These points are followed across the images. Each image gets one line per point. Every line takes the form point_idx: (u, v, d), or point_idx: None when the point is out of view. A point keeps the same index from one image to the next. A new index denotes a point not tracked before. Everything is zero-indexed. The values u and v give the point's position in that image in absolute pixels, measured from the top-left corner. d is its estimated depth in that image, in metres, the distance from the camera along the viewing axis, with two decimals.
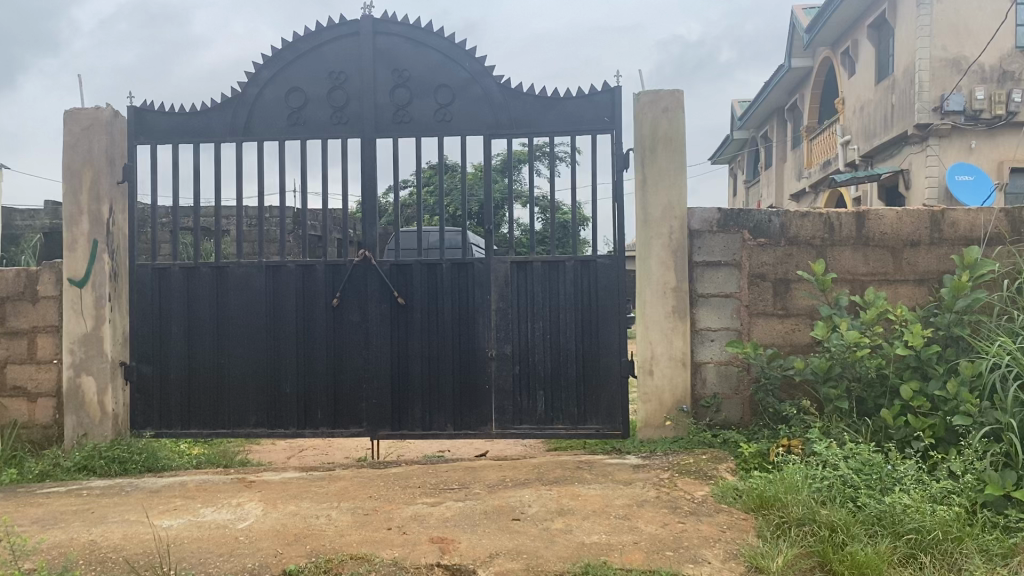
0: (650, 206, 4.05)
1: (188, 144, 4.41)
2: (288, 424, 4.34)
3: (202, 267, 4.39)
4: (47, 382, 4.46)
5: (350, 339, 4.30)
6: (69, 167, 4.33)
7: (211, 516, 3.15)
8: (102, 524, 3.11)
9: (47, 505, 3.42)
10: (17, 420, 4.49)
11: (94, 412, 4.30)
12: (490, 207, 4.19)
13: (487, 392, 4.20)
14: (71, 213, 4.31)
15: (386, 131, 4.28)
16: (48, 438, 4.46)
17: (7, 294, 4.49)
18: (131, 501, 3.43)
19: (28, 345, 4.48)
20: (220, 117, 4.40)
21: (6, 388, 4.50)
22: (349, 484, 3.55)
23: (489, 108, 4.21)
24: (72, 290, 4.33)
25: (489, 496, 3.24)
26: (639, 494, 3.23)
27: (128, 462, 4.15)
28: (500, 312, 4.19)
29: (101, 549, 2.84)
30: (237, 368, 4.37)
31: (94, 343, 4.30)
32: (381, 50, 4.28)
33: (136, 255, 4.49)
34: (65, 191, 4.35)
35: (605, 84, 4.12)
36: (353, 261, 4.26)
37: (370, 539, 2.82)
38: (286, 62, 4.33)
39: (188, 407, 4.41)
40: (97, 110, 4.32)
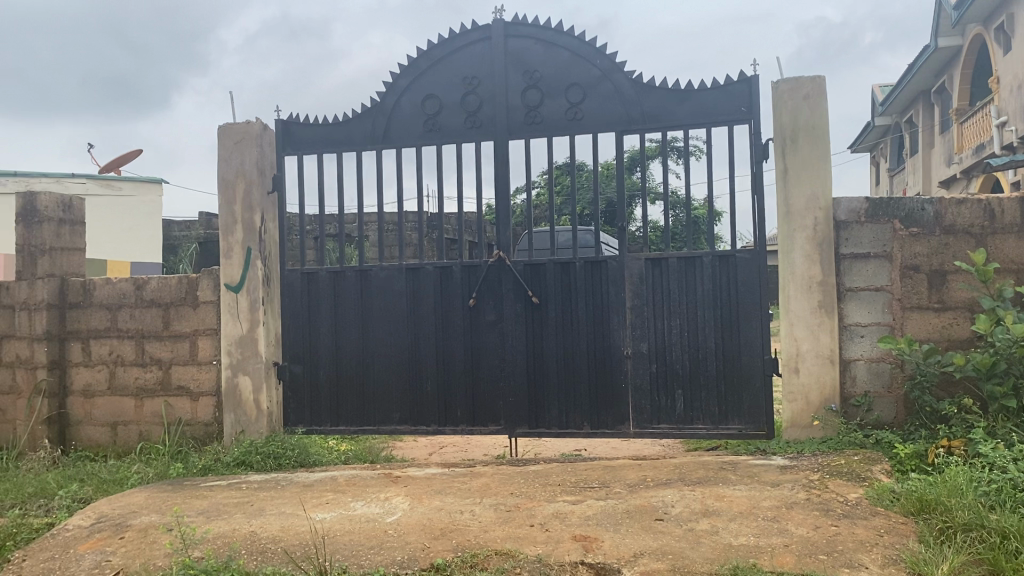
0: (792, 198, 3.91)
1: (331, 153, 4.60)
2: (429, 421, 4.44)
3: (346, 271, 4.57)
4: (208, 382, 4.74)
5: (487, 339, 4.36)
6: (223, 179, 4.60)
7: (361, 510, 3.26)
8: (261, 516, 3.28)
9: (212, 497, 3.64)
10: (181, 417, 4.80)
11: (250, 410, 4.55)
12: (622, 205, 4.15)
13: (625, 392, 4.17)
14: (227, 223, 4.59)
15: (518, 133, 4.32)
16: (209, 434, 4.74)
17: (171, 300, 4.82)
18: (287, 495, 3.59)
19: (190, 347, 4.78)
20: (360, 127, 4.57)
21: (171, 387, 4.82)
22: (490, 481, 3.60)
23: (621, 105, 4.17)
24: (229, 295, 4.60)
25: (632, 496, 3.22)
26: (788, 496, 3.12)
27: (283, 457, 4.34)
28: (636, 311, 4.15)
29: (261, 539, 3.00)
30: (380, 367, 4.52)
31: (250, 344, 4.55)
32: (512, 53, 4.32)
33: (286, 261, 4.71)
34: (221, 202, 4.62)
35: (741, 73, 4.01)
36: (488, 262, 4.32)
37: (513, 535, 2.85)
38: (421, 70, 4.45)
39: (336, 406, 4.59)
40: (248, 124, 4.57)
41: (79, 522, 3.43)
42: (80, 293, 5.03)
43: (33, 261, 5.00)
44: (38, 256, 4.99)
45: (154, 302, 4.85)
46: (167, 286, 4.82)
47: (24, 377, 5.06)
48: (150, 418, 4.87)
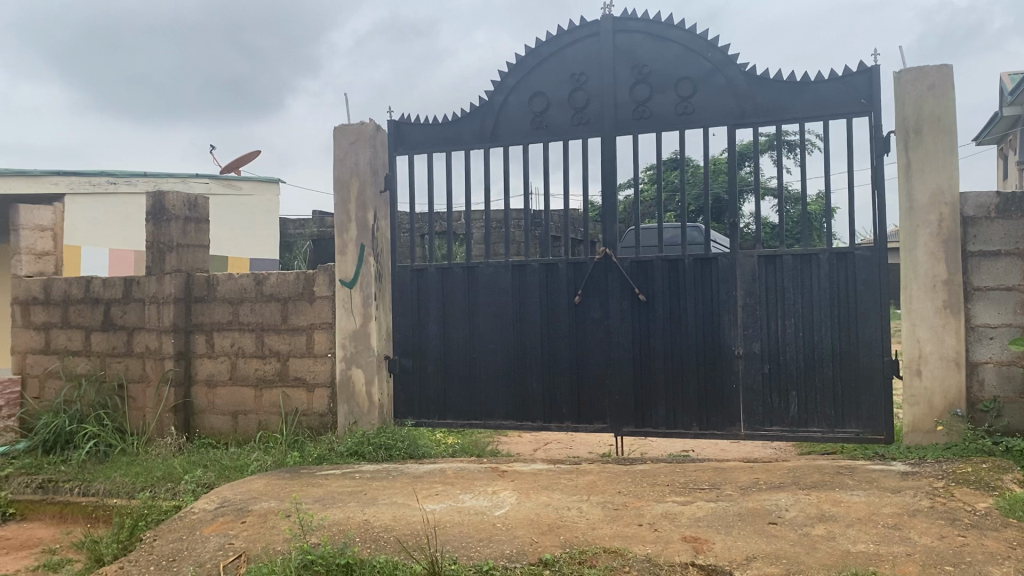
0: (915, 192, 3.75)
1: (440, 152, 4.68)
2: (535, 417, 4.47)
3: (454, 267, 4.64)
4: (323, 373, 4.90)
5: (593, 336, 4.35)
6: (338, 179, 4.76)
7: (470, 503, 3.31)
8: (374, 505, 3.37)
9: (327, 485, 3.76)
10: (298, 408, 4.98)
11: (363, 401, 4.70)
12: (733, 201, 4.06)
13: (734, 392, 4.09)
14: (342, 221, 4.76)
15: (627, 128, 4.29)
16: (324, 425, 4.90)
17: (289, 295, 5.01)
18: (398, 485, 3.69)
19: (307, 340, 4.95)
20: (469, 126, 4.63)
21: (289, 379, 5.00)
22: (597, 479, 3.59)
23: (733, 98, 4.09)
24: (343, 290, 4.75)
25: (744, 498, 3.15)
26: (910, 503, 2.99)
27: (393, 449, 4.45)
28: (747, 309, 4.06)
29: (374, 528, 3.08)
30: (487, 363, 4.57)
31: (362, 339, 4.71)
32: (620, 48, 4.29)
33: (397, 257, 4.83)
34: (337, 201, 4.79)
35: (861, 64, 3.87)
36: (595, 258, 4.31)
37: (622, 534, 2.84)
38: (529, 68, 4.48)
39: (444, 400, 4.67)
40: (362, 125, 4.70)
41: (204, 505, 3.61)
42: (205, 288, 5.30)
43: (162, 258, 5.31)
44: (166, 253, 5.30)
45: (273, 297, 5.04)
46: (286, 281, 5.01)
47: (153, 367, 5.35)
48: (268, 408, 5.07)
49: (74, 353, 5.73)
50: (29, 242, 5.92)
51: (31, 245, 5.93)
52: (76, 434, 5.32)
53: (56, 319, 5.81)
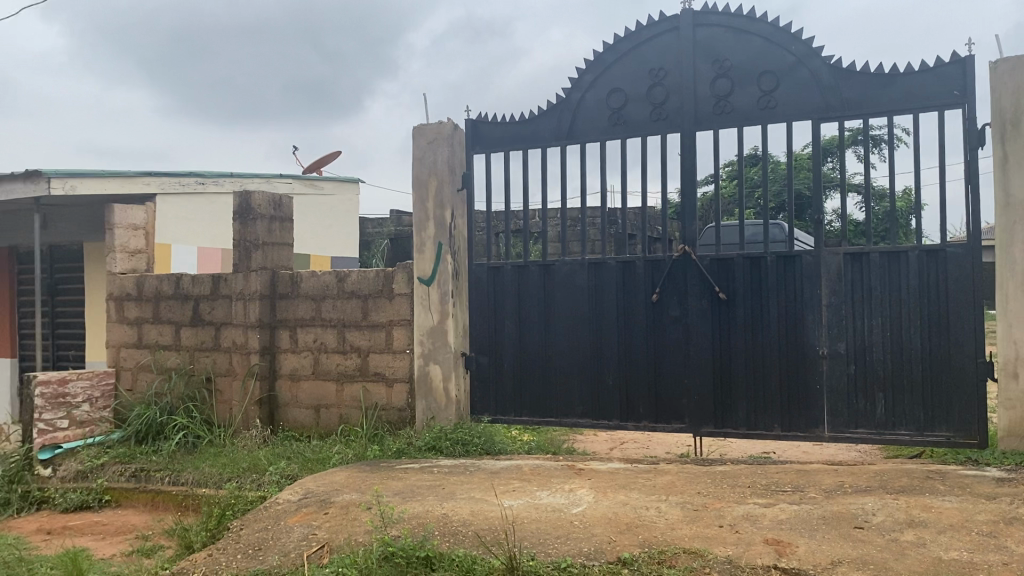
0: (1012, 187, 3.59)
1: (517, 150, 4.70)
2: (612, 416, 4.44)
3: (531, 265, 4.65)
4: (402, 369, 4.98)
5: (672, 335, 4.30)
6: (417, 178, 4.83)
7: (547, 500, 3.31)
8: (452, 499, 3.40)
9: (406, 479, 3.82)
10: (377, 403, 5.06)
11: (440, 397, 4.76)
12: (817, 196, 3.97)
13: (818, 394, 3.99)
14: (421, 219, 4.83)
15: (707, 124, 4.22)
16: (402, 420, 4.98)
17: (369, 292, 5.10)
18: (476, 480, 3.72)
19: (386, 336, 5.03)
20: (546, 123, 4.63)
21: (369, 374, 5.09)
22: (675, 479, 3.55)
23: (818, 92, 3.99)
24: (421, 288, 4.83)
25: (828, 501, 3.07)
26: (1006, 511, 2.87)
27: (471, 444, 4.48)
28: (832, 308, 3.96)
29: (453, 522, 3.12)
30: (564, 360, 4.56)
31: (440, 335, 4.77)
32: (701, 43, 4.23)
33: (474, 255, 4.86)
34: (415, 199, 4.85)
35: (955, 54, 3.72)
36: (674, 256, 4.26)
37: (702, 534, 2.80)
38: (607, 64, 4.46)
39: (521, 397, 4.68)
40: (440, 124, 4.75)
41: (288, 496, 3.70)
42: (289, 285, 5.43)
43: (248, 256, 5.48)
44: (252, 251, 5.47)
45: (354, 294, 5.14)
46: (366, 278, 5.10)
47: (239, 361, 5.51)
48: (349, 402, 5.16)
49: (164, 347, 5.95)
50: (123, 241, 6.15)
51: (125, 243, 6.17)
52: (166, 425, 5.54)
53: (148, 314, 6.03)
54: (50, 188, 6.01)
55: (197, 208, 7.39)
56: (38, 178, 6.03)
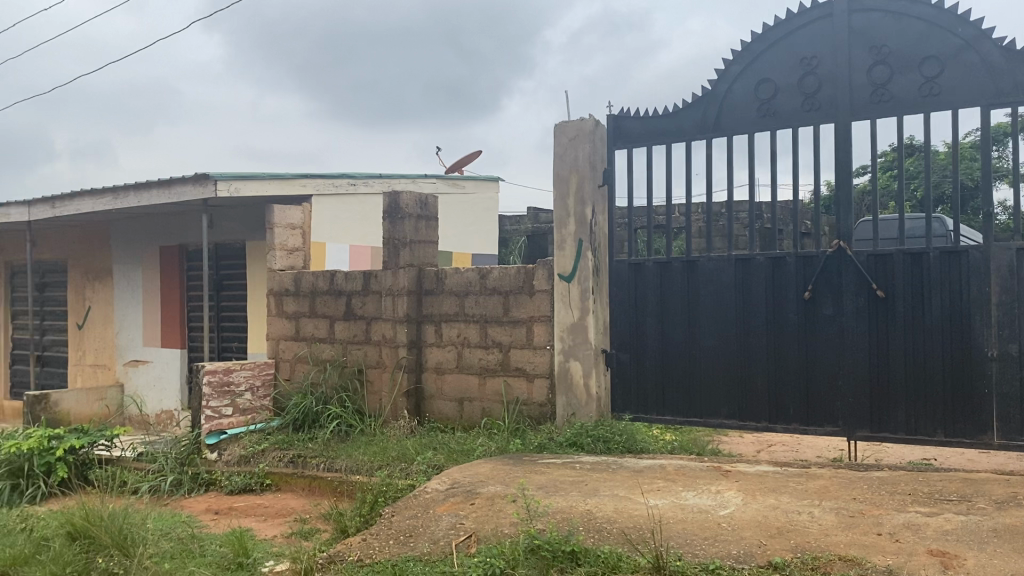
0: None
1: (661, 144, 4.64)
2: (759, 417, 4.33)
3: (675, 262, 4.58)
4: (543, 364, 5.02)
5: (824, 334, 4.14)
6: (558, 175, 4.87)
7: (693, 500, 3.26)
8: (596, 496, 3.41)
9: (550, 473, 3.85)
10: (519, 397, 5.12)
11: (581, 393, 4.78)
12: (986, 188, 3.72)
13: (988, 398, 3.75)
14: (562, 216, 4.86)
15: (863, 113, 4.03)
16: (544, 415, 5.02)
17: (510, 288, 5.18)
18: (620, 478, 3.70)
19: (527, 332, 5.09)
20: (691, 116, 4.55)
21: (510, 368, 5.16)
22: (828, 483, 3.42)
23: (988, 76, 3.73)
24: (561, 284, 4.87)
25: (999, 513, 2.88)
26: None
27: (612, 441, 4.46)
28: (1003, 308, 3.70)
29: (597, 518, 3.12)
30: (709, 359, 4.47)
31: (580, 331, 4.79)
32: (856, 29, 4.05)
33: (615, 251, 4.83)
34: (557, 196, 4.89)
35: None
36: (827, 252, 4.10)
37: (859, 542, 2.69)
38: (756, 55, 4.34)
39: (663, 395, 4.62)
40: (582, 121, 4.76)
41: (436, 486, 3.81)
42: (434, 281, 5.59)
43: (396, 253, 5.68)
44: (400, 248, 5.66)
45: (496, 290, 5.23)
46: (508, 275, 5.18)
47: (388, 355, 5.72)
48: (492, 396, 5.26)
49: (319, 340, 6.24)
50: (282, 240, 6.49)
51: (284, 242, 6.51)
52: (321, 414, 5.82)
53: (304, 309, 6.34)
54: (217, 190, 6.41)
55: (347, 208, 7.70)
56: (206, 181, 6.45)
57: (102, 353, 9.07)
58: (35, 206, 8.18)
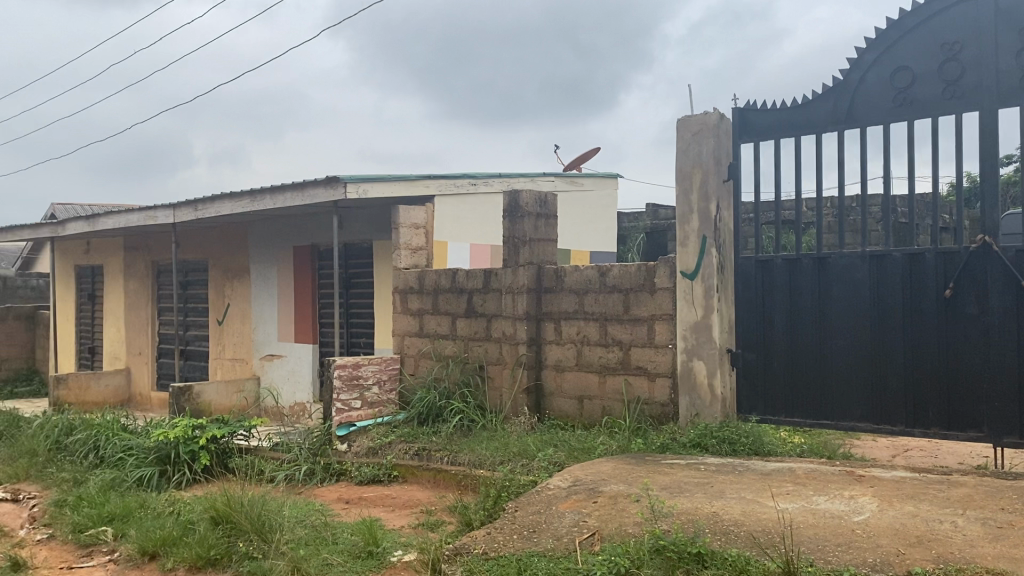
0: None
1: (789, 137, 4.51)
2: (895, 421, 4.14)
3: (804, 258, 4.44)
4: (665, 364, 4.96)
5: (968, 334, 3.92)
6: (681, 170, 4.82)
7: (825, 505, 3.16)
8: (722, 498, 3.34)
9: (674, 474, 3.80)
10: (640, 396, 5.08)
11: (705, 393, 4.70)
12: None
13: None
14: (685, 212, 4.80)
15: (1011, 100, 3.79)
16: (666, 414, 4.96)
17: (631, 286, 5.14)
18: (746, 480, 3.62)
19: (648, 330, 5.04)
20: (821, 108, 4.40)
21: (631, 367, 5.13)
22: (973, 492, 3.23)
23: None
24: (684, 282, 4.81)
25: None
26: None
27: (738, 443, 4.36)
28: None
29: (724, 521, 3.06)
30: (840, 359, 4.31)
31: (704, 331, 4.71)
32: (1004, 10, 3.81)
33: (741, 248, 4.73)
34: (680, 192, 4.83)
35: None
36: (970, 248, 3.87)
37: (1008, 555, 2.53)
38: (892, 41, 4.15)
39: (792, 396, 4.49)
40: (705, 115, 4.68)
41: (559, 483, 3.83)
42: (554, 279, 5.60)
43: (516, 251, 5.75)
44: (520, 247, 5.72)
45: (616, 288, 5.20)
46: (628, 273, 5.14)
47: (509, 352, 5.79)
48: (612, 395, 5.24)
49: (441, 336, 6.37)
50: (407, 239, 6.66)
51: (408, 242, 6.67)
52: (444, 409, 5.94)
53: (428, 306, 6.49)
54: (346, 192, 6.64)
55: (469, 207, 7.82)
56: (336, 184, 6.69)
57: (240, 347, 9.56)
58: (180, 209, 8.69)
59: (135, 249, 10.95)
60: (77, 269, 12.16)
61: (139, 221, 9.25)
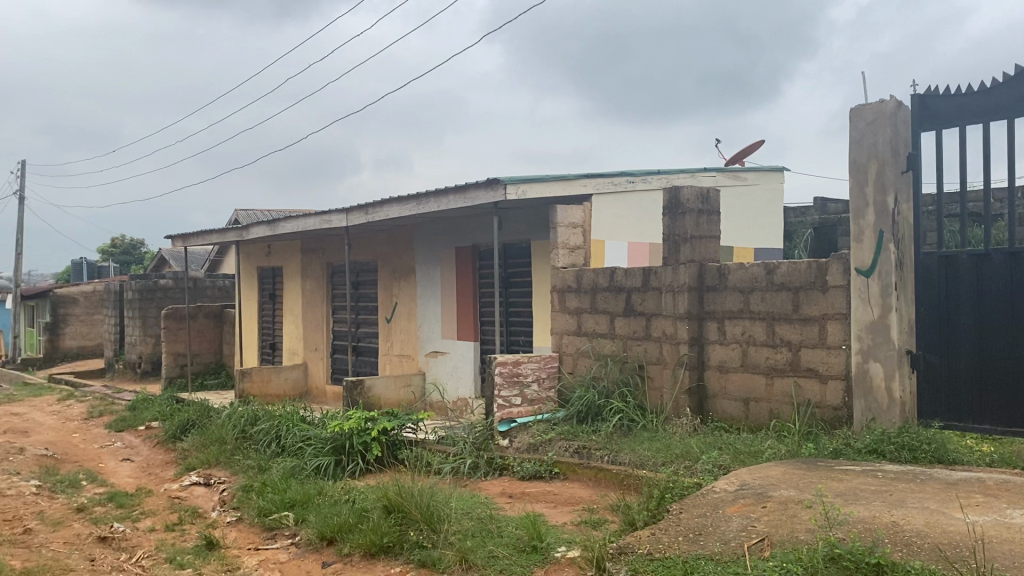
0: None
1: (975, 124, 4.20)
2: None
3: (993, 253, 4.13)
4: (837, 365, 4.74)
5: None
6: (855, 162, 4.59)
7: (1021, 520, 2.92)
8: (903, 507, 3.16)
9: (849, 481, 3.63)
10: (811, 399, 4.88)
11: (882, 397, 4.46)
12: None
13: None
14: (859, 206, 4.57)
15: None
16: (839, 418, 4.74)
17: (800, 284, 4.95)
18: (929, 490, 3.40)
19: (819, 330, 4.84)
20: (1013, 90, 4.05)
21: (801, 368, 4.94)
22: None
23: None
24: (859, 279, 4.58)
25: None
26: None
27: (919, 451, 4.12)
28: None
29: (906, 532, 2.90)
30: None
31: (882, 331, 4.46)
32: None
33: (921, 243, 4.46)
34: (855, 186, 4.61)
35: None
36: None
37: None
38: None
39: (981, 402, 4.18)
40: (882, 103, 4.46)
41: (725, 486, 3.75)
42: (717, 277, 5.48)
43: (677, 249, 5.68)
44: (681, 244, 5.66)
45: (784, 286, 5.03)
46: (797, 270, 4.96)
47: (671, 351, 5.71)
48: (780, 397, 5.06)
49: (600, 335, 6.37)
50: (566, 238, 6.69)
51: (567, 241, 6.70)
52: (605, 408, 5.94)
53: (586, 304, 6.50)
54: (507, 193, 6.76)
55: (627, 204, 7.78)
56: (497, 185, 6.82)
57: (406, 344, 9.94)
58: (351, 213, 9.13)
59: (310, 251, 11.60)
60: (259, 270, 13.03)
61: (314, 225, 9.80)
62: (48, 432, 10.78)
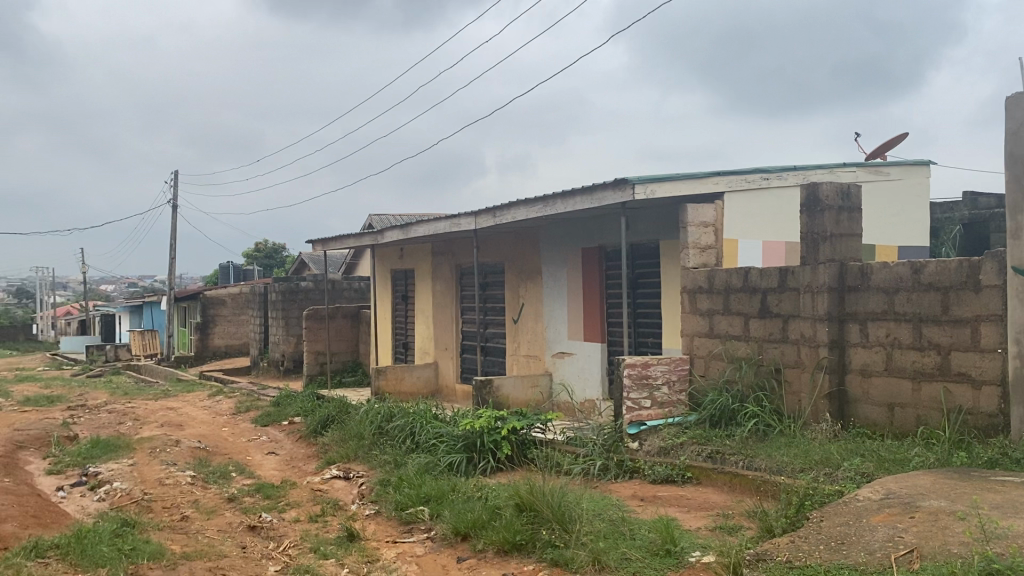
0: None
1: None
2: None
3: None
4: (992, 370, 4.47)
5: None
6: (1013, 155, 4.45)
7: None
8: None
9: (1007, 492, 3.43)
10: (962, 405, 4.62)
11: None
12: None
13: None
14: (1016, 201, 4.42)
15: None
16: (994, 426, 4.46)
17: (949, 284, 4.70)
18: None
19: (972, 333, 4.57)
20: None
21: (951, 373, 4.68)
22: None
23: None
24: (1016, 279, 4.35)
25: None
26: None
27: None
28: None
29: None
30: None
31: None
32: None
33: None
34: (1012, 179, 4.45)
35: None
36: None
37: None
38: None
39: None
40: None
41: (869, 494, 3.61)
42: (859, 277, 5.28)
43: (816, 248, 5.48)
44: (820, 243, 5.46)
45: (933, 286, 4.78)
46: (947, 270, 4.71)
47: (809, 354, 5.53)
48: (928, 403, 4.82)
49: (734, 338, 6.23)
50: (696, 238, 6.57)
51: (697, 240, 6.58)
52: (739, 412, 5.82)
53: (719, 306, 6.38)
54: (635, 193, 6.71)
55: (761, 203, 7.58)
56: (625, 185, 6.78)
57: (534, 345, 10.03)
58: (480, 215, 9.28)
59: (440, 253, 11.87)
60: (393, 273, 13.46)
61: (444, 228, 10.02)
62: (201, 425, 11.49)
